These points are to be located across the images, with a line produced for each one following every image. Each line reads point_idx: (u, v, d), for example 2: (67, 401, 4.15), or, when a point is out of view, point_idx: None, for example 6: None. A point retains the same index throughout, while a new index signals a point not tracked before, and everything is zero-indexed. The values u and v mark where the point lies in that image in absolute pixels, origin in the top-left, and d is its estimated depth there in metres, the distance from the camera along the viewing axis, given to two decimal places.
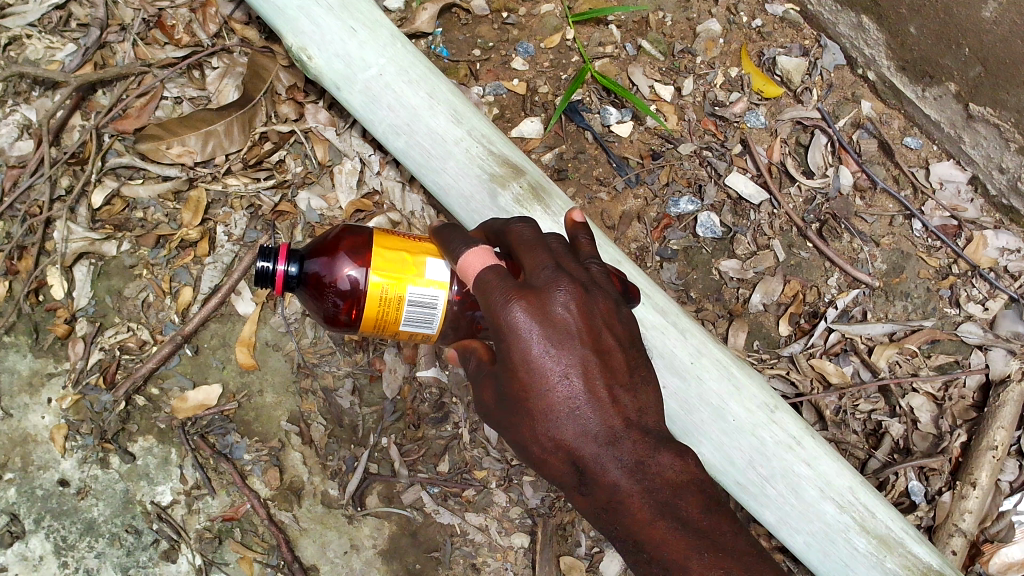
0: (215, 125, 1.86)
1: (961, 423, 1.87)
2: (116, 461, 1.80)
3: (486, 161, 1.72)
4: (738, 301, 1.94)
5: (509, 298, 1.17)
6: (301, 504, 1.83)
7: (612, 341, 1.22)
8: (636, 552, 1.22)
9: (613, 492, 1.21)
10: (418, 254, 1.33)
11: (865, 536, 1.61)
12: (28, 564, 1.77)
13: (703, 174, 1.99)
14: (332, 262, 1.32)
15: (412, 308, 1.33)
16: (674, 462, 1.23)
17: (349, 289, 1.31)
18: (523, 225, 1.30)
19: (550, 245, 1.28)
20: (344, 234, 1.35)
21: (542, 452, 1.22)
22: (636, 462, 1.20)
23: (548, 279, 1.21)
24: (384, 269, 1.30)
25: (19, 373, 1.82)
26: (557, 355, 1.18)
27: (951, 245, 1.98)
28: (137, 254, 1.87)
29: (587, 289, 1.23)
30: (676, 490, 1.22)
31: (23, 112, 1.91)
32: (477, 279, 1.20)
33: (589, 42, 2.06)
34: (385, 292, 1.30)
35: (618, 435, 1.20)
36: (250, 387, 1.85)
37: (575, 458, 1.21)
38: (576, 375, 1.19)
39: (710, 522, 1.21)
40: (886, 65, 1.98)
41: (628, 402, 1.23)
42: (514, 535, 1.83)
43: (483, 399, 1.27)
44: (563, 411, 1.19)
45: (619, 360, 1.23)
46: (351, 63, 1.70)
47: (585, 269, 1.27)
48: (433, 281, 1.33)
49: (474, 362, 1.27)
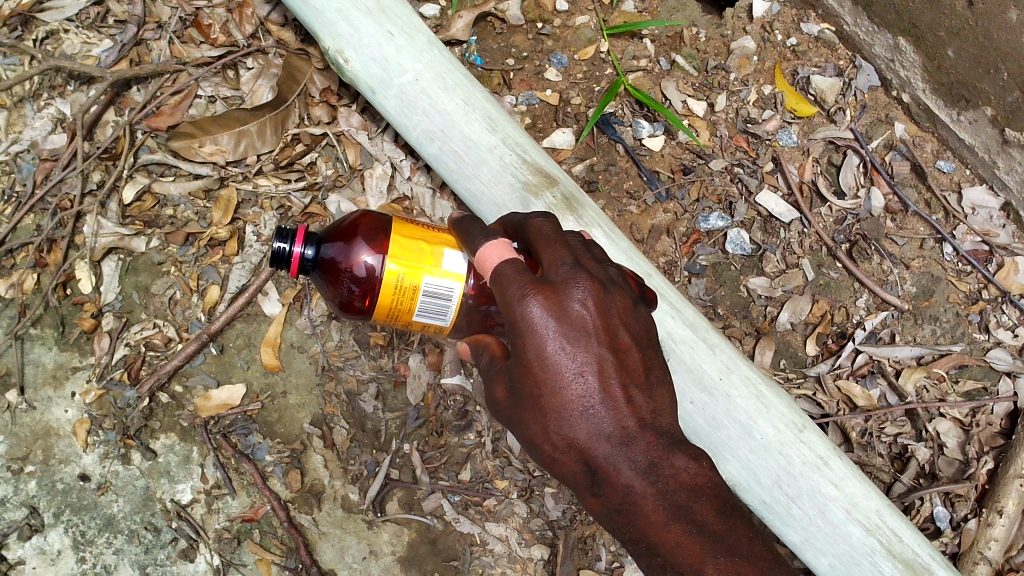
0: (248, 125, 1.86)
1: (989, 449, 1.86)
2: (138, 458, 1.80)
3: (519, 169, 1.72)
4: (765, 319, 1.93)
5: (526, 293, 1.16)
6: (321, 508, 1.81)
7: (628, 340, 1.23)
8: (649, 555, 1.21)
9: (625, 493, 1.20)
10: (436, 245, 1.32)
11: (891, 560, 1.59)
12: (46, 558, 1.76)
13: (734, 191, 1.98)
14: (349, 247, 1.30)
15: (427, 299, 1.32)
16: (689, 464, 1.22)
17: (364, 276, 1.29)
18: (543, 220, 1.30)
19: (569, 242, 1.28)
20: (361, 219, 1.33)
21: (553, 450, 1.21)
22: (649, 464, 1.20)
23: (565, 276, 1.21)
24: (401, 257, 1.29)
25: (44, 366, 1.82)
26: (572, 352, 1.18)
27: (982, 270, 1.97)
28: (166, 252, 1.87)
29: (605, 287, 1.23)
30: (690, 493, 1.21)
31: (57, 106, 1.91)
32: (495, 273, 1.19)
33: (623, 55, 2.05)
34: (401, 281, 1.29)
35: (633, 436, 1.20)
36: (274, 388, 1.84)
37: (587, 458, 1.20)
38: (590, 374, 1.19)
39: (725, 526, 1.20)
40: (921, 88, 1.98)
41: (642, 403, 1.22)
42: (534, 547, 1.82)
43: (494, 395, 1.26)
44: (576, 410, 1.19)
45: (635, 360, 1.23)
46: (387, 67, 1.70)
47: (603, 267, 1.27)
48: (450, 272, 1.32)
49: (486, 358, 1.27)
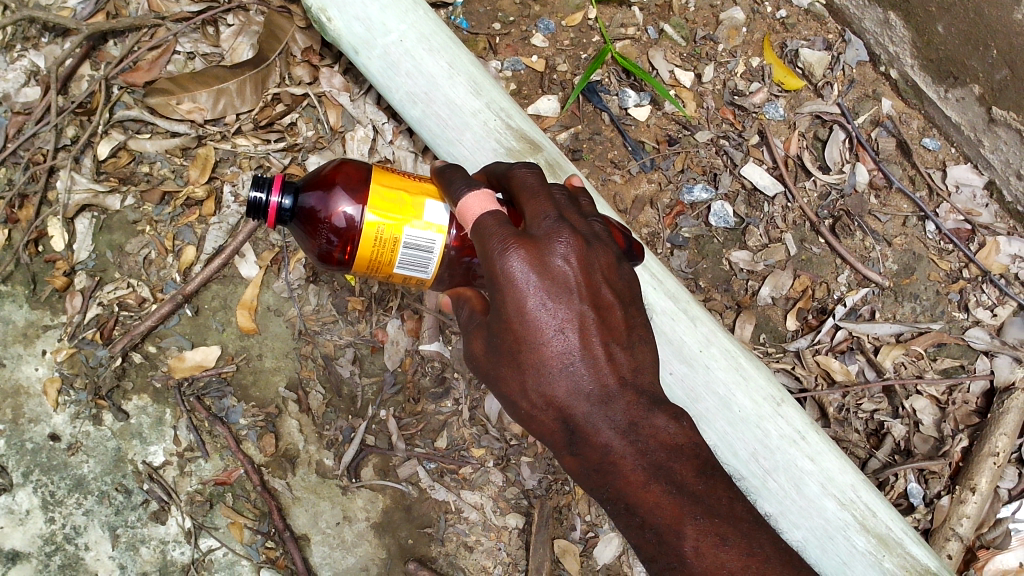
0: (227, 84, 1.81)
1: (963, 427, 1.87)
2: (109, 419, 1.77)
3: (504, 135, 1.69)
4: (746, 293, 1.92)
5: (508, 246, 1.14)
6: (295, 472, 1.80)
7: (611, 297, 1.20)
8: (628, 514, 1.21)
9: (604, 453, 1.19)
10: (417, 195, 1.30)
11: (864, 534, 1.60)
12: (15, 517, 1.74)
13: (719, 163, 1.97)
14: (328, 197, 1.28)
15: (408, 251, 1.30)
16: (669, 424, 1.21)
17: (344, 227, 1.27)
18: (528, 171, 1.28)
19: (555, 195, 1.25)
20: (341, 168, 1.30)
21: (532, 408, 1.20)
22: (628, 423, 1.19)
23: (549, 230, 1.19)
24: (381, 209, 1.27)
25: (14, 323, 1.79)
26: (553, 309, 1.16)
27: (963, 249, 1.96)
28: (141, 210, 1.83)
29: (588, 242, 1.20)
30: (671, 454, 1.20)
31: (31, 58, 1.86)
32: (476, 224, 1.16)
33: (611, 23, 2.02)
34: (380, 233, 1.28)
35: (612, 395, 1.19)
36: (249, 351, 1.82)
37: (566, 416, 1.19)
38: (572, 331, 1.17)
39: (705, 488, 1.20)
40: (910, 64, 1.96)
41: (623, 360, 1.21)
42: (509, 515, 1.81)
43: (473, 351, 1.24)
44: (556, 366, 1.17)
45: (617, 318, 1.21)
46: (371, 27, 1.67)
47: (588, 221, 1.24)
48: (431, 223, 1.30)
49: (467, 312, 1.26)
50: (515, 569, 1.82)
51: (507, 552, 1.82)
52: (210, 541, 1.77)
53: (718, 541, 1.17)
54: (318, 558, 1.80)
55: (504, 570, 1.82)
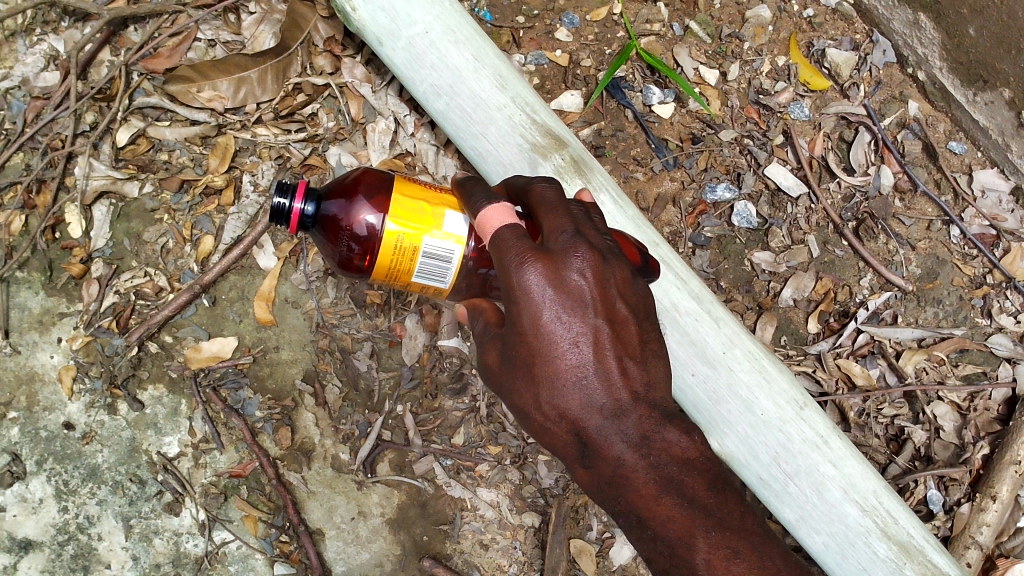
0: (249, 72, 1.79)
1: (984, 435, 1.85)
2: (124, 409, 1.75)
3: (528, 130, 1.67)
4: (768, 295, 1.91)
5: (525, 260, 1.12)
6: (310, 466, 1.79)
7: (625, 312, 1.19)
8: (640, 527, 1.21)
9: (616, 466, 1.18)
10: (438, 205, 1.28)
11: (886, 541, 1.58)
12: (27, 506, 1.73)
13: (743, 163, 1.95)
14: (350, 204, 1.26)
15: (427, 261, 1.28)
16: (681, 439, 1.21)
17: (365, 235, 1.25)
18: (547, 185, 1.24)
19: (572, 209, 1.22)
20: (363, 176, 1.28)
21: (544, 421, 1.18)
22: (640, 437, 1.18)
23: (566, 244, 1.16)
24: (402, 217, 1.25)
25: (30, 310, 1.77)
26: (568, 322, 1.14)
27: (988, 255, 1.94)
28: (160, 198, 1.81)
29: (605, 257, 1.18)
30: (682, 467, 1.20)
31: (50, 42, 1.84)
32: (494, 237, 1.14)
33: (636, 18, 1.99)
34: (400, 242, 1.25)
35: (624, 409, 1.17)
36: (266, 343, 1.80)
37: (578, 429, 1.18)
38: (586, 344, 1.15)
39: (716, 501, 1.21)
40: (938, 66, 1.94)
41: (636, 374, 1.20)
42: (526, 514, 1.79)
43: (486, 361, 1.23)
44: (569, 379, 1.16)
45: (631, 333, 1.19)
46: (396, 17, 1.64)
47: (604, 235, 1.22)
48: (450, 232, 1.28)
49: (481, 324, 1.25)
50: (531, 568, 1.80)
51: (522, 551, 1.81)
52: (224, 534, 1.76)
53: (730, 554, 1.18)
54: (332, 553, 1.79)
55: (520, 569, 1.81)
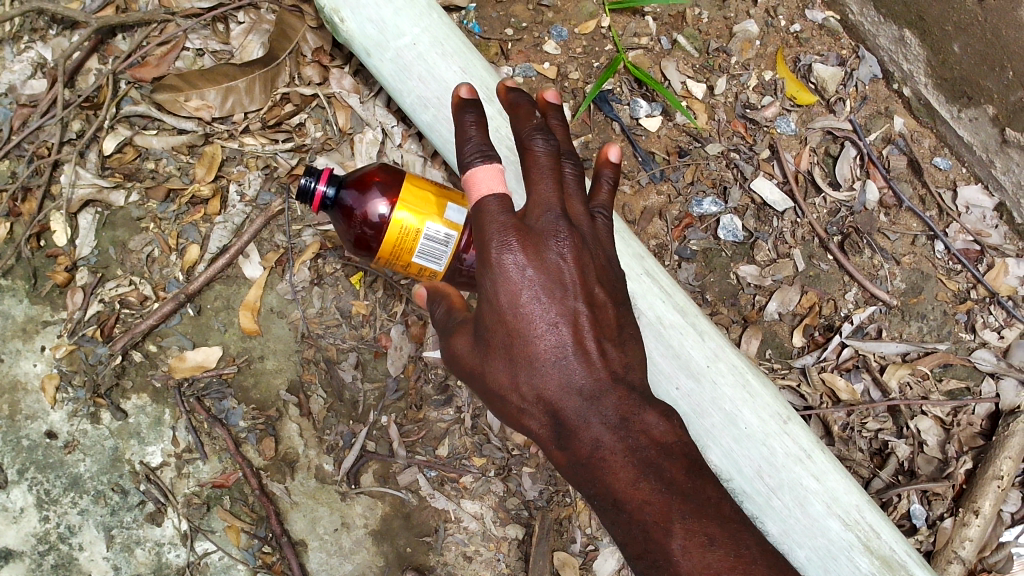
0: (236, 82, 1.78)
1: (967, 450, 1.86)
2: (107, 418, 1.75)
3: (515, 142, 1.66)
4: (753, 308, 1.91)
5: (504, 242, 1.14)
6: (294, 477, 1.78)
7: (602, 296, 1.20)
8: (615, 512, 1.14)
9: (594, 448, 1.16)
10: (444, 197, 1.39)
11: (868, 556, 1.59)
12: (9, 515, 1.72)
13: (729, 176, 1.96)
14: (366, 193, 1.36)
15: (429, 245, 1.37)
16: (660, 422, 1.19)
17: (376, 218, 1.35)
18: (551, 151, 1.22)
19: (565, 184, 1.21)
20: (380, 170, 1.39)
21: (520, 401, 1.19)
22: (619, 419, 1.17)
23: (550, 224, 1.17)
24: (409, 202, 1.35)
25: (13, 318, 1.77)
26: (547, 303, 1.16)
27: (972, 270, 1.95)
28: (146, 207, 1.81)
29: (586, 241, 1.20)
30: (661, 451, 1.16)
31: (38, 50, 1.84)
32: (479, 206, 1.16)
33: (624, 32, 2.00)
34: (406, 224, 1.35)
35: (604, 390, 1.17)
36: (251, 352, 1.80)
37: (555, 411, 1.18)
38: (564, 325, 1.16)
39: (694, 486, 1.15)
40: (923, 83, 1.96)
41: (614, 356, 1.20)
42: (509, 526, 1.78)
43: (459, 340, 1.23)
44: (548, 359, 1.16)
45: (609, 316, 1.21)
46: (384, 29, 1.65)
47: (589, 217, 1.23)
48: (454, 223, 1.38)
49: (444, 309, 1.29)
50: None
51: (505, 563, 1.80)
52: (206, 544, 1.75)
53: (706, 541, 1.10)
54: (315, 564, 1.78)
55: None
